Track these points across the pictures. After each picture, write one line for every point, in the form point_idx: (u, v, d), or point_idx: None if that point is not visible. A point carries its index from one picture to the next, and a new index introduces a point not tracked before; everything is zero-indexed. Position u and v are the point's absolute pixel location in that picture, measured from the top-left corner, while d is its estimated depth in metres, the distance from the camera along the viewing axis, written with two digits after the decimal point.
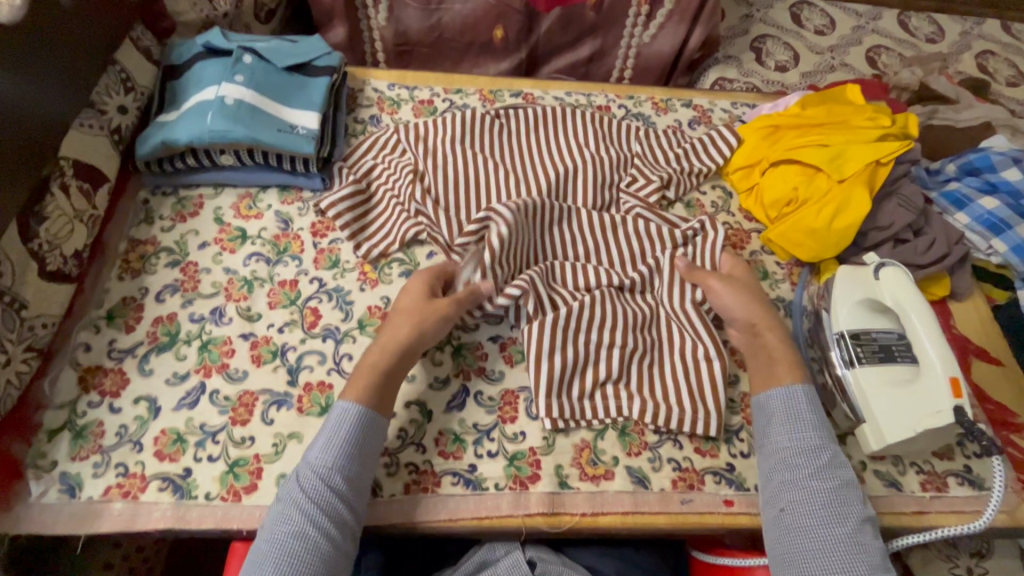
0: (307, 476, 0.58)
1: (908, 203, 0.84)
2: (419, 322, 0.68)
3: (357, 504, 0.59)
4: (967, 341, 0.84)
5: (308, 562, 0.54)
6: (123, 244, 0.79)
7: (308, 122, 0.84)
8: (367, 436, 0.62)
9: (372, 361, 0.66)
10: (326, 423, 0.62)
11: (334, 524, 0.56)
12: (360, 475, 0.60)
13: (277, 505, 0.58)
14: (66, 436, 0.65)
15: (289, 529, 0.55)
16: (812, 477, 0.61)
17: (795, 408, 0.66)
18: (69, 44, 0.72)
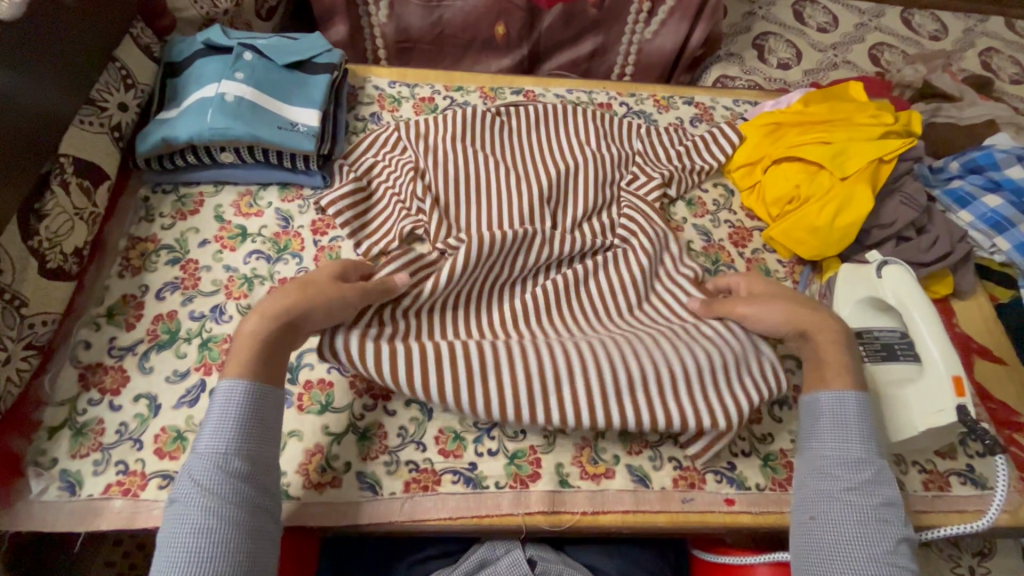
0: (198, 469, 0.55)
1: (912, 201, 0.83)
2: (312, 294, 0.65)
3: (262, 482, 0.57)
4: (970, 340, 0.84)
5: (219, 554, 0.52)
6: (123, 241, 0.79)
7: (308, 120, 0.84)
8: (257, 412, 0.59)
9: (248, 330, 0.62)
10: (209, 411, 0.58)
11: (240, 508, 0.54)
12: (257, 453, 0.58)
13: (174, 507, 0.55)
14: (66, 434, 0.65)
15: (191, 524, 0.53)
16: (850, 492, 0.59)
17: (842, 416, 0.63)
18: (69, 41, 0.72)
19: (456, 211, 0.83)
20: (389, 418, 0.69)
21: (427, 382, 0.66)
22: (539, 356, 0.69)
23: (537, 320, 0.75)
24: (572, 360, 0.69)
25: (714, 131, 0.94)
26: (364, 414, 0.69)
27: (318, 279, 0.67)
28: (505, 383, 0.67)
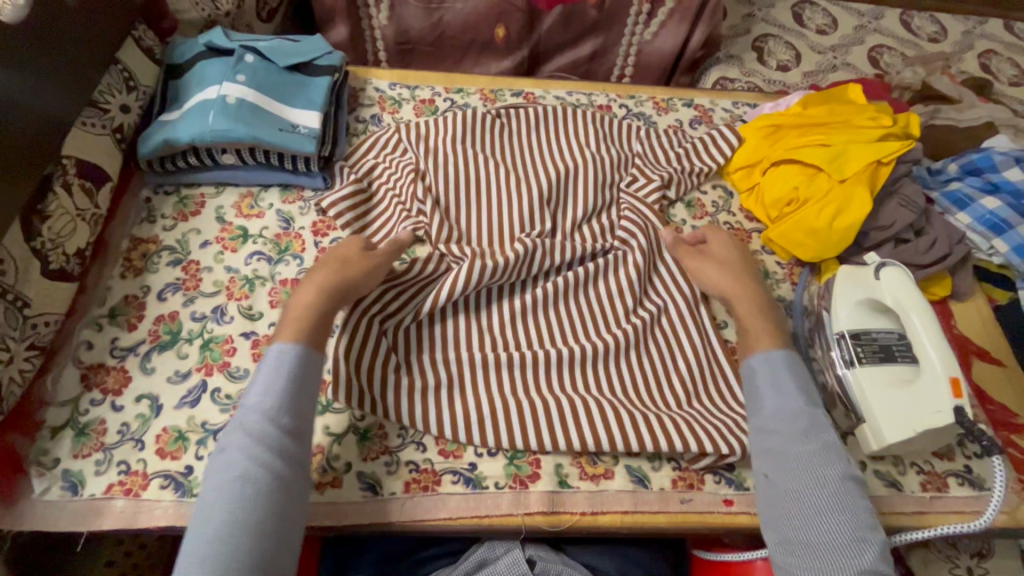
0: (247, 421, 0.58)
1: (909, 203, 0.84)
2: (355, 271, 0.70)
3: (303, 442, 0.60)
4: (968, 341, 0.84)
5: (260, 504, 0.53)
6: (125, 242, 0.79)
7: (309, 122, 0.84)
8: (306, 376, 0.62)
9: (301, 303, 0.67)
10: (261, 370, 0.62)
11: (285, 462, 0.57)
12: (302, 414, 0.60)
13: (220, 457, 0.57)
14: (68, 434, 0.65)
15: (238, 471, 0.55)
16: (792, 444, 0.62)
17: (773, 370, 0.68)
18: (71, 43, 0.72)
19: (460, 212, 0.84)
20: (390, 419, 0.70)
21: (422, 416, 0.69)
22: (529, 386, 0.72)
23: (527, 338, 0.76)
24: (561, 392, 0.72)
25: (713, 134, 0.95)
26: (364, 415, 0.70)
27: (353, 256, 0.72)
28: (496, 410, 0.70)
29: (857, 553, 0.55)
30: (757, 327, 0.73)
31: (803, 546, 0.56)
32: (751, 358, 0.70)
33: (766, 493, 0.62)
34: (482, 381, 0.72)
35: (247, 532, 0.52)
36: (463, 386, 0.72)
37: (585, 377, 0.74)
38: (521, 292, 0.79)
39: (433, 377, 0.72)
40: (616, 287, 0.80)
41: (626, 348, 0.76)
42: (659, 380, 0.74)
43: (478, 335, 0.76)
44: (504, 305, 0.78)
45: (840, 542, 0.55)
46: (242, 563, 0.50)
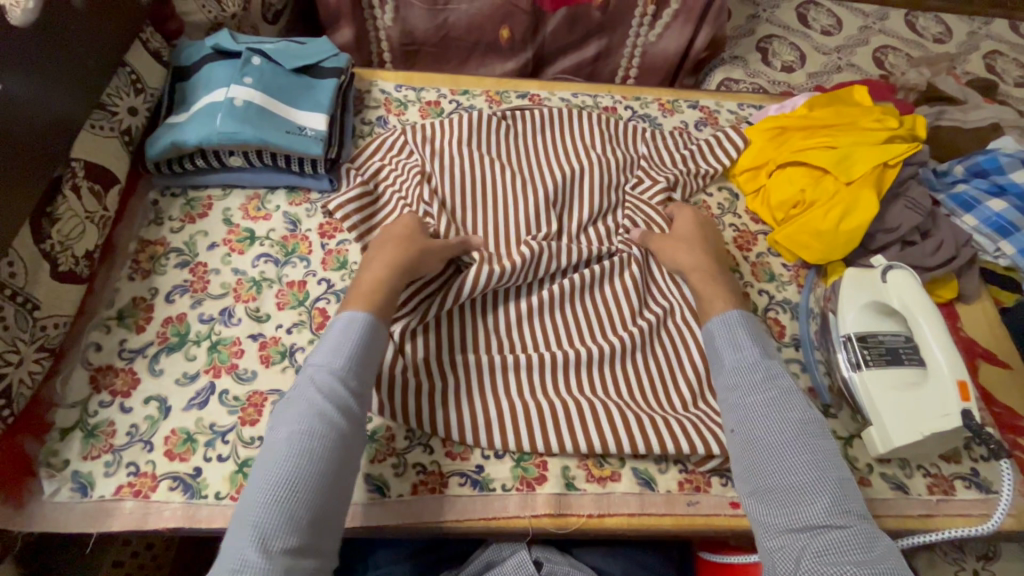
0: (317, 378, 0.60)
1: (916, 205, 0.84)
2: (414, 248, 0.73)
3: (365, 407, 0.61)
4: (974, 344, 0.84)
5: (324, 456, 0.55)
6: (133, 244, 0.79)
7: (315, 124, 0.84)
8: (372, 344, 0.64)
9: (373, 277, 0.70)
10: (331, 332, 0.64)
11: (349, 422, 0.58)
12: (366, 380, 0.62)
13: (287, 410, 0.59)
14: (78, 436, 0.65)
15: (307, 423, 0.57)
16: (751, 394, 0.62)
17: (733, 332, 0.68)
18: (79, 46, 0.73)
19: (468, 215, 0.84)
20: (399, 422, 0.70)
21: (432, 419, 0.69)
22: (535, 389, 0.73)
23: (540, 336, 0.77)
24: (567, 394, 0.72)
25: (719, 136, 0.94)
26: (372, 417, 0.70)
27: (408, 235, 0.75)
28: (506, 414, 0.70)
29: (818, 497, 0.54)
30: (710, 291, 0.73)
31: (765, 491, 0.57)
32: (710, 323, 0.70)
33: (733, 445, 0.62)
34: (492, 384, 0.72)
35: (310, 483, 0.53)
36: (473, 388, 0.72)
37: (596, 374, 0.74)
38: (527, 295, 0.79)
39: (444, 381, 0.72)
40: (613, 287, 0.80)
41: (629, 348, 0.76)
42: (664, 380, 0.74)
43: (484, 340, 0.76)
44: (511, 308, 0.78)
45: (797, 485, 0.56)
46: (301, 511, 0.52)
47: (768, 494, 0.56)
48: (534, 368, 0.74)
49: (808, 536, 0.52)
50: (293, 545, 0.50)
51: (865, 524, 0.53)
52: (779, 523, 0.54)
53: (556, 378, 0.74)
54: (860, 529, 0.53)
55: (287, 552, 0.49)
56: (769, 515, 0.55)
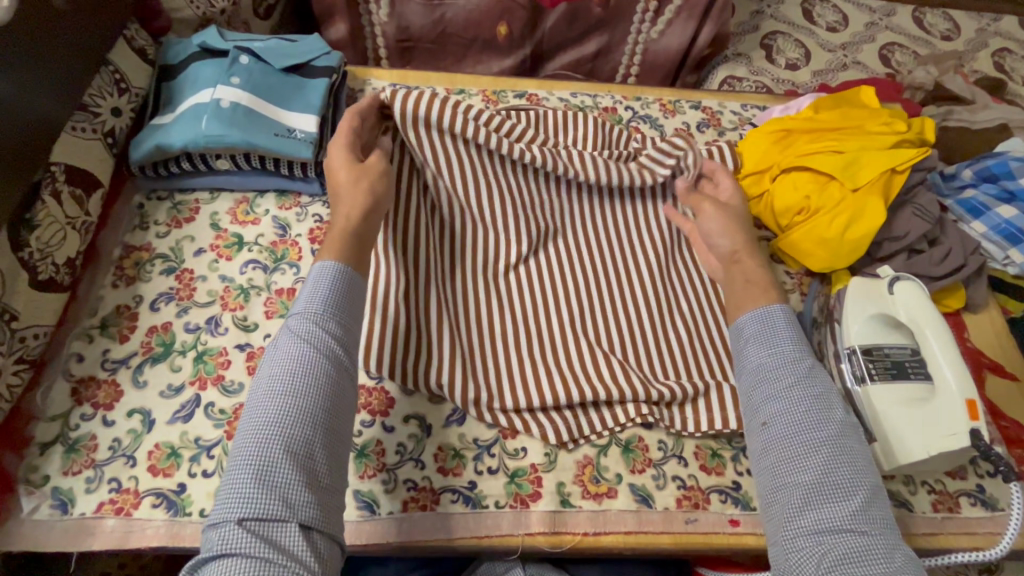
0: (296, 327, 0.58)
1: (925, 213, 0.81)
2: (366, 185, 0.69)
3: (352, 352, 0.60)
4: (981, 355, 0.82)
5: (312, 396, 0.54)
6: (117, 250, 0.77)
7: (306, 126, 0.81)
8: (351, 290, 0.62)
9: (336, 226, 0.66)
10: (307, 279, 0.62)
11: (333, 363, 0.57)
12: (349, 324, 0.60)
13: (270, 357, 0.57)
14: (58, 450, 0.63)
15: (290, 366, 0.55)
16: (795, 386, 0.60)
17: (763, 331, 0.65)
18: (60, 46, 0.70)
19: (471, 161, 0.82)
20: (408, 398, 0.71)
21: (441, 367, 0.70)
22: (544, 340, 0.75)
23: (548, 291, 0.78)
24: (577, 347, 0.74)
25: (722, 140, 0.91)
26: (361, 431, 0.68)
27: (356, 170, 0.70)
28: (513, 361, 0.73)
29: (844, 501, 0.53)
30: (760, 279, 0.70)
31: (792, 490, 0.55)
32: (741, 316, 0.67)
33: (756, 447, 0.60)
34: (501, 331, 0.75)
35: (304, 424, 0.52)
36: (481, 332, 0.75)
37: (609, 339, 0.75)
38: (527, 266, 0.80)
39: (452, 325, 0.74)
40: (614, 257, 0.82)
41: (648, 320, 0.78)
42: (683, 356, 0.76)
43: (491, 289, 0.78)
44: (514, 278, 0.79)
45: (811, 482, 0.54)
46: (299, 451, 0.51)
47: (788, 492, 0.55)
48: (542, 318, 0.76)
49: (832, 540, 0.51)
50: (296, 482, 0.50)
51: (886, 532, 0.52)
52: (803, 524, 0.53)
53: (568, 331, 0.76)
54: (882, 536, 0.52)
55: (290, 490, 0.49)
56: (792, 515, 0.54)
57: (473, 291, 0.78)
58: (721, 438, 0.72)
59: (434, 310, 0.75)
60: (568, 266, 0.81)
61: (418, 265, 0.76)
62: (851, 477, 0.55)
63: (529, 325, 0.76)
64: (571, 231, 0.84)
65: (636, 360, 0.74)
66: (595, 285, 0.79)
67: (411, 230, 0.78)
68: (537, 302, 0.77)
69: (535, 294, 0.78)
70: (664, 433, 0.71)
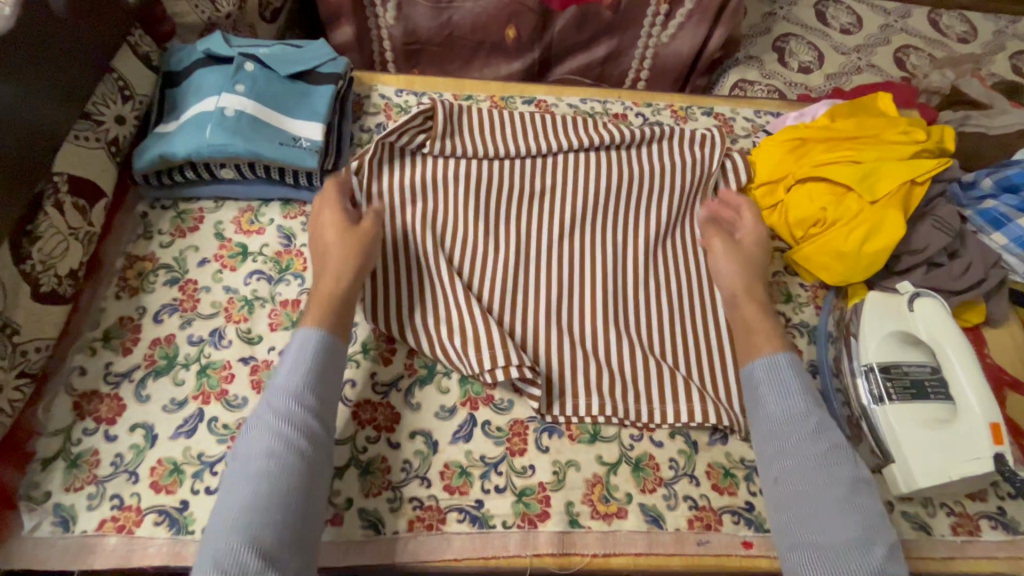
0: (275, 404, 0.58)
1: (944, 225, 0.79)
2: (354, 243, 0.72)
3: (328, 429, 0.60)
4: (1001, 371, 0.80)
5: (286, 478, 0.54)
6: (121, 260, 0.76)
7: (311, 134, 0.80)
8: (330, 367, 0.62)
9: (324, 290, 0.68)
10: (287, 354, 0.62)
11: (309, 441, 0.57)
12: (327, 398, 0.61)
13: (246, 437, 0.57)
14: (60, 465, 0.63)
15: (266, 447, 0.55)
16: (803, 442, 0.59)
17: (778, 376, 0.64)
18: (60, 54, 0.69)
19: (464, 141, 0.84)
20: (413, 413, 0.70)
21: (439, 342, 0.73)
22: (554, 309, 0.76)
23: (541, 267, 0.79)
24: (572, 322, 0.76)
25: (713, 132, 0.89)
26: (367, 447, 0.67)
27: (341, 230, 0.73)
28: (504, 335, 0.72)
29: (864, 558, 0.52)
30: (762, 326, 0.70)
31: (810, 548, 0.54)
32: (752, 365, 0.67)
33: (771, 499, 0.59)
34: (497, 308, 0.76)
35: (276, 507, 0.52)
36: (473, 303, 0.75)
37: (616, 317, 0.77)
38: (538, 239, 0.82)
39: (445, 297, 0.75)
40: (625, 252, 0.81)
41: (653, 319, 0.77)
42: (691, 353, 0.76)
43: (487, 264, 0.79)
44: (522, 249, 0.80)
45: (828, 543, 0.53)
46: (268, 534, 0.50)
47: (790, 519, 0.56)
48: (537, 291, 0.77)
49: None
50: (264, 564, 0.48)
51: None
52: None
53: (560, 308, 0.76)
54: None
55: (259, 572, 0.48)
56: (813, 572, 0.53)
57: (467, 263, 0.79)
58: (733, 457, 0.70)
59: (449, 278, 0.77)
60: (567, 256, 0.80)
61: (423, 237, 0.79)
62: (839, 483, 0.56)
63: (536, 300, 0.77)
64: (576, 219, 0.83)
65: (646, 373, 0.73)
66: (608, 297, 0.78)
67: (403, 206, 0.80)
68: (545, 282, 0.78)
69: (529, 270, 0.79)
70: (675, 451, 0.70)
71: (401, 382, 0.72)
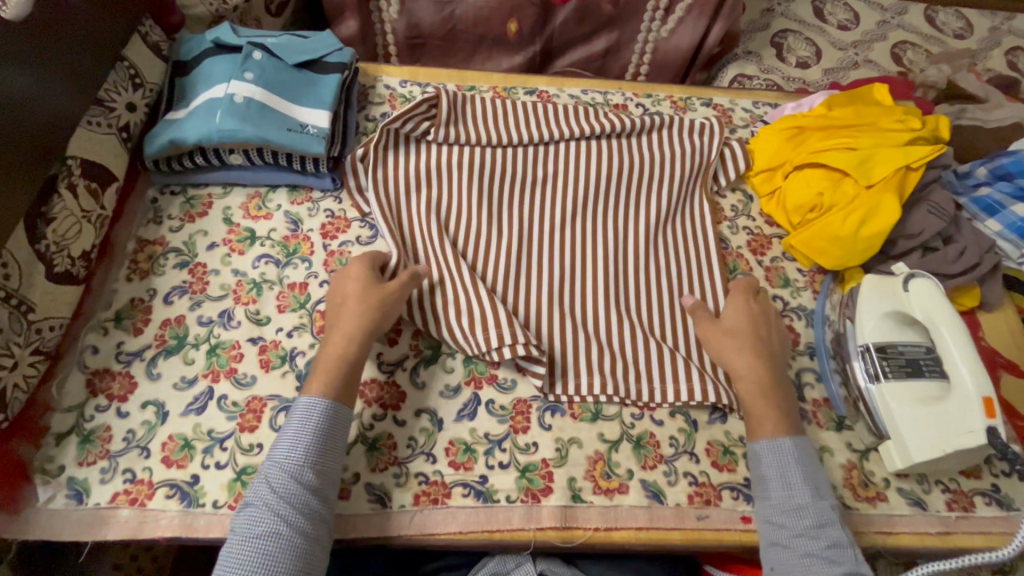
0: (274, 478, 0.57)
1: (939, 210, 0.80)
2: (374, 303, 0.68)
3: (328, 502, 0.59)
4: (996, 354, 0.81)
5: (283, 562, 0.54)
6: (131, 244, 0.78)
7: (318, 121, 0.81)
8: (333, 435, 0.61)
9: (335, 350, 0.66)
10: (290, 420, 0.61)
11: (307, 521, 0.57)
12: (328, 469, 0.60)
13: (246, 509, 0.57)
14: (73, 440, 0.64)
15: (264, 528, 0.55)
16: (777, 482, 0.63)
17: (785, 470, 0.63)
18: (73, 40, 0.70)
19: (468, 129, 0.86)
20: (419, 392, 0.71)
21: (446, 323, 0.74)
22: (557, 292, 0.78)
23: (544, 252, 0.81)
24: (576, 305, 0.77)
25: (711, 121, 0.91)
26: (373, 424, 0.68)
27: (364, 283, 0.70)
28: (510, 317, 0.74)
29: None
30: (760, 410, 0.67)
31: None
32: (756, 443, 0.66)
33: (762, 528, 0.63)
34: (502, 290, 0.77)
35: None
36: (479, 285, 0.76)
37: (617, 298, 0.78)
38: (540, 224, 0.83)
39: (451, 279, 0.76)
40: (626, 237, 0.83)
41: (653, 300, 0.79)
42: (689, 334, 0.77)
43: (492, 249, 0.80)
44: (525, 234, 0.82)
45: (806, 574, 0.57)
46: None
47: (780, 516, 0.61)
48: (541, 275, 0.79)
49: None
50: None
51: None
52: None
53: (563, 292, 0.78)
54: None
55: None
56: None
57: (470, 246, 0.80)
58: (732, 436, 0.72)
59: (453, 262, 0.78)
60: (570, 241, 0.82)
61: (429, 218, 0.81)
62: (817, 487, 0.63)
63: (539, 282, 0.78)
64: (576, 204, 0.85)
65: (647, 354, 0.75)
66: (609, 283, 0.79)
67: (409, 192, 0.83)
68: (548, 266, 0.80)
69: (532, 254, 0.81)
70: (675, 429, 0.71)
71: (406, 362, 0.73)
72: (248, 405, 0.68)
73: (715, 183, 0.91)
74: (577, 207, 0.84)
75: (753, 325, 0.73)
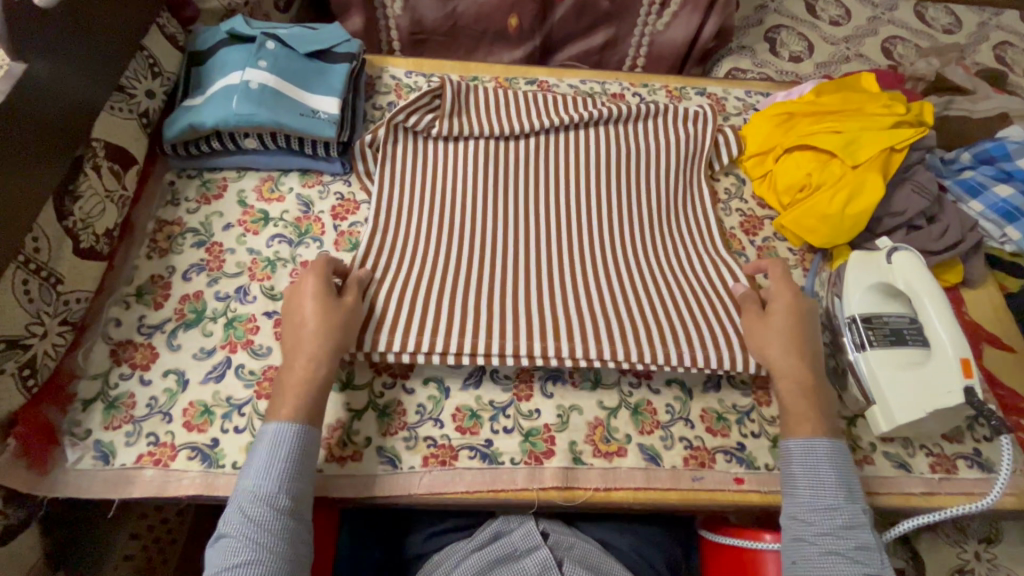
0: (249, 507, 0.57)
1: (922, 189, 0.84)
2: (331, 321, 0.67)
3: (305, 523, 0.60)
4: (979, 328, 0.85)
5: None
6: (151, 224, 0.81)
7: (328, 108, 0.85)
8: (305, 457, 0.61)
9: (298, 377, 0.64)
10: (259, 447, 0.61)
11: (287, 546, 0.57)
12: (302, 492, 0.60)
13: (224, 539, 0.57)
14: (99, 406, 0.67)
15: (244, 557, 0.55)
16: (821, 479, 0.64)
17: (813, 464, 0.64)
18: (99, 30, 0.74)
19: (472, 119, 0.90)
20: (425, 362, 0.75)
21: (438, 292, 0.75)
22: (557, 269, 0.81)
23: (545, 232, 0.84)
24: (563, 281, 0.80)
25: (705, 109, 0.94)
26: (384, 392, 0.72)
27: (318, 306, 0.68)
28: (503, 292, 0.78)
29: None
30: (801, 408, 0.68)
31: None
32: (789, 440, 0.67)
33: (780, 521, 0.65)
34: (490, 266, 0.80)
35: None
36: (462, 264, 0.79)
37: (616, 274, 0.81)
38: (542, 204, 0.87)
39: (432, 262, 0.79)
40: (625, 218, 0.86)
41: (651, 276, 0.81)
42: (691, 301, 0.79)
43: (491, 231, 0.83)
44: (527, 214, 0.86)
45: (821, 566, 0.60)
46: None
47: (809, 512, 0.62)
48: (529, 253, 0.82)
49: None
50: None
51: None
52: None
53: (552, 268, 0.81)
54: None
55: None
56: None
57: (475, 224, 0.84)
58: (725, 403, 0.75)
59: (457, 242, 0.82)
60: (570, 222, 0.85)
61: (433, 201, 0.85)
62: (836, 447, 0.66)
63: (541, 258, 0.82)
64: (577, 185, 0.89)
65: (657, 321, 0.76)
66: (609, 260, 0.82)
67: (416, 176, 0.87)
68: (550, 244, 0.83)
69: (533, 230, 0.84)
70: (672, 397, 0.75)
71: None
72: (264, 375, 0.71)
73: (710, 168, 0.95)
74: (578, 188, 0.88)
75: (799, 323, 0.72)
